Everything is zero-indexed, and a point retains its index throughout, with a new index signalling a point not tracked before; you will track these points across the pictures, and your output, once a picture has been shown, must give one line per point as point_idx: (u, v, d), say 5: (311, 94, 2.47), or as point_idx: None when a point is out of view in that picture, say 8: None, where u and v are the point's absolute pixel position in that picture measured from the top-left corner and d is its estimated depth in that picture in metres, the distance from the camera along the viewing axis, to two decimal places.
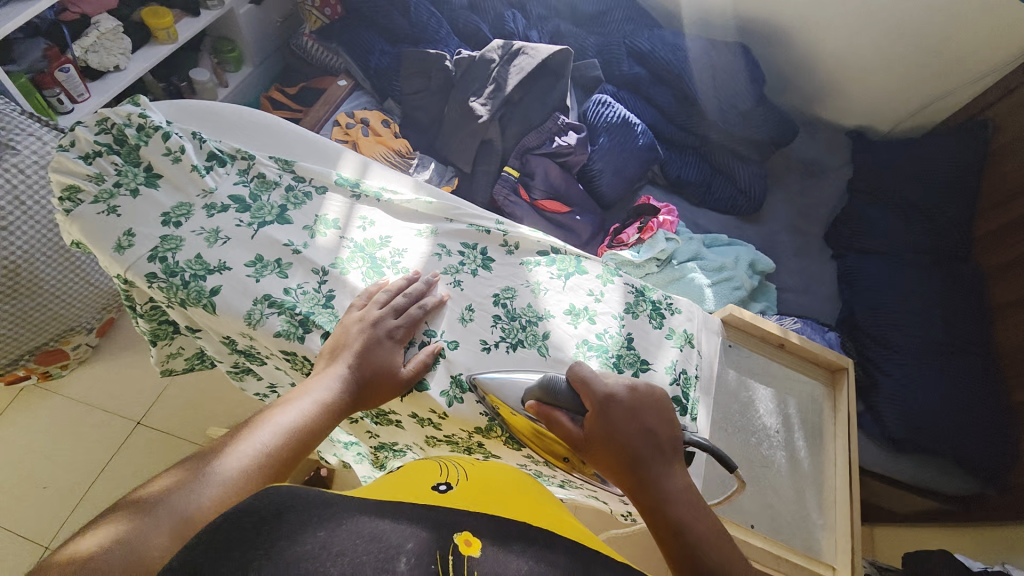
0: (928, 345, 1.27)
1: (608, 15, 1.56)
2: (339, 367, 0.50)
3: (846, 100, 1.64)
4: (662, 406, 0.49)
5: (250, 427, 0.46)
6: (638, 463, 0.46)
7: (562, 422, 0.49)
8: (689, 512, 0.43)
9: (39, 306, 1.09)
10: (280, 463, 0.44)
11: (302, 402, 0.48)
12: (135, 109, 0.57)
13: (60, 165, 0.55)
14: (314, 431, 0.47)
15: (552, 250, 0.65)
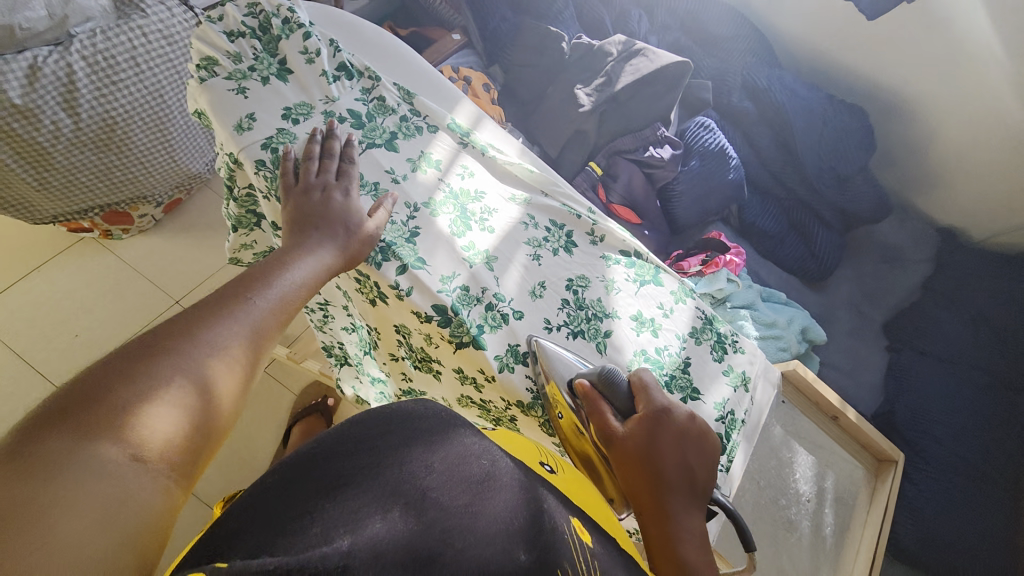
0: (964, 466, 1.20)
1: (732, 41, 1.51)
2: (329, 240, 0.49)
3: (947, 195, 1.55)
4: (708, 446, 0.47)
5: (244, 284, 0.44)
6: (669, 488, 0.44)
7: (608, 418, 0.48)
8: (702, 553, 0.42)
9: (122, 166, 1.12)
10: (273, 324, 0.43)
11: (295, 270, 0.46)
12: (286, 3, 0.58)
13: (204, 34, 0.56)
14: (303, 294, 0.46)
15: (634, 254, 0.64)
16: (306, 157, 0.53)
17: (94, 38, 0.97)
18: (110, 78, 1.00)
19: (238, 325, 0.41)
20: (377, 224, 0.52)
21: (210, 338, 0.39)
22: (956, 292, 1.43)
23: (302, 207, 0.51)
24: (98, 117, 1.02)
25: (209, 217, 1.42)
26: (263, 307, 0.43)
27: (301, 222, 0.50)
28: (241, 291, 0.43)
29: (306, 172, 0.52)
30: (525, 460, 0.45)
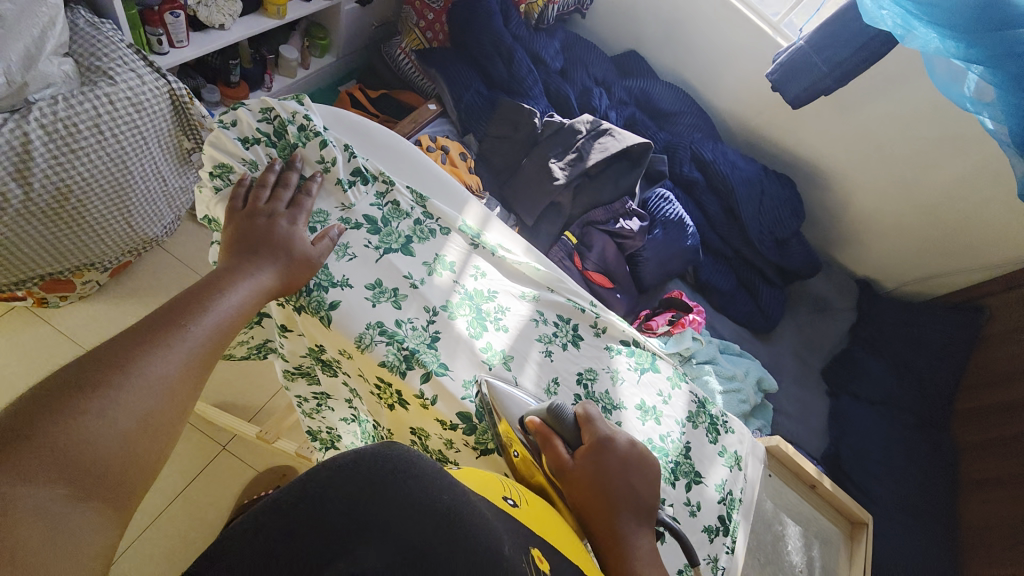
0: (901, 503, 1.34)
1: (679, 117, 1.68)
2: (268, 263, 0.50)
3: (862, 252, 1.78)
4: (650, 467, 0.50)
5: (179, 307, 0.44)
6: (618, 513, 0.46)
7: (559, 451, 0.48)
8: (656, 574, 0.45)
9: (74, 236, 1.05)
10: (205, 350, 0.44)
11: (233, 292, 0.47)
12: (300, 109, 0.59)
13: (218, 140, 0.56)
14: (242, 315, 0.48)
15: (633, 342, 0.68)
16: (259, 184, 0.55)
17: (55, 105, 0.92)
18: (69, 146, 0.94)
19: (173, 350, 0.42)
20: (321, 252, 0.53)
21: (141, 364, 0.40)
22: (876, 339, 1.63)
23: (245, 230, 0.52)
24: (52, 185, 0.95)
25: (162, 280, 1.34)
26: (200, 330, 0.44)
27: (241, 244, 0.51)
28: (179, 315, 0.44)
29: (256, 199, 0.54)
30: (490, 494, 0.41)
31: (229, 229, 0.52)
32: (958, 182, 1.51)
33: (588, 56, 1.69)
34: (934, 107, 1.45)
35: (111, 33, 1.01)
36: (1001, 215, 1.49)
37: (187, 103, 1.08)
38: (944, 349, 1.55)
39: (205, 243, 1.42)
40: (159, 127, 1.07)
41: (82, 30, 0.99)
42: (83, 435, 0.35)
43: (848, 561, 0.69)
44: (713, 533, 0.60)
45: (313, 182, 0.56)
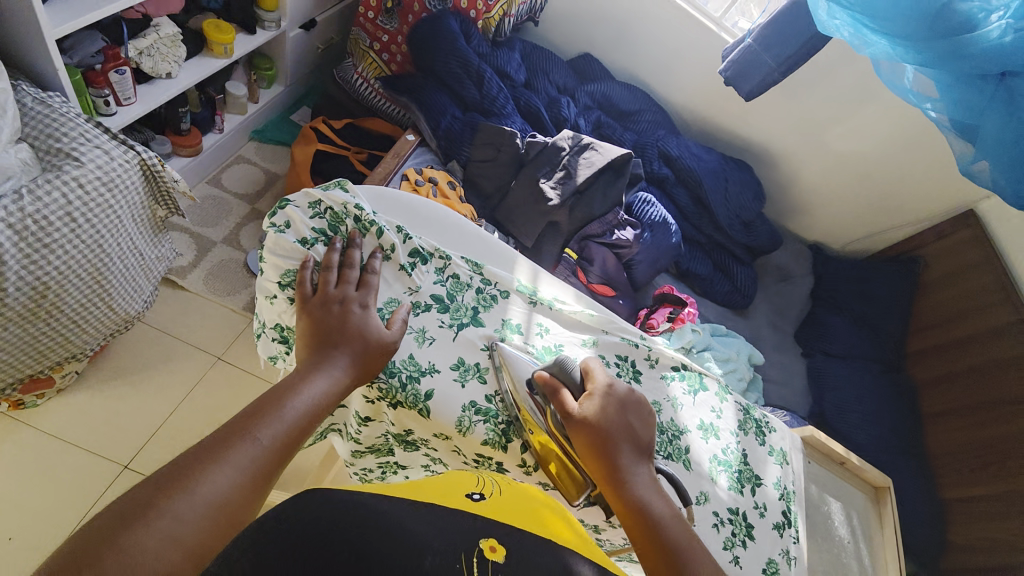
0: (880, 442, 1.47)
1: (640, 115, 1.75)
2: (343, 357, 0.50)
3: (810, 219, 1.89)
4: (645, 409, 0.55)
5: (252, 417, 0.44)
6: (619, 450, 0.51)
7: (567, 399, 0.53)
8: (658, 498, 0.49)
9: (51, 332, 0.95)
10: (277, 456, 0.43)
11: (305, 394, 0.47)
12: (350, 199, 0.60)
13: (278, 246, 0.57)
14: (311, 419, 0.46)
15: (682, 366, 0.73)
16: (325, 267, 0.55)
17: (20, 201, 0.84)
18: (40, 243, 0.86)
19: (242, 465, 0.40)
20: (396, 334, 0.54)
21: (205, 482, 0.38)
22: (836, 298, 1.73)
23: (320, 319, 0.52)
24: (27, 287, 0.86)
25: (148, 355, 1.25)
26: (269, 440, 0.43)
27: (317, 336, 0.51)
28: (250, 426, 0.43)
29: (325, 283, 0.54)
30: (440, 499, 0.39)
31: (303, 318, 0.53)
32: (889, 152, 1.65)
33: (548, 64, 1.71)
34: (863, 88, 1.60)
35: (62, 107, 0.93)
36: (928, 176, 1.64)
37: (159, 170, 0.99)
38: (892, 299, 1.66)
39: (188, 307, 1.33)
40: (133, 202, 0.97)
41: (31, 108, 0.91)
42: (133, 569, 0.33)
43: (879, 521, 0.82)
44: (781, 527, 0.68)
45: (376, 261, 0.57)
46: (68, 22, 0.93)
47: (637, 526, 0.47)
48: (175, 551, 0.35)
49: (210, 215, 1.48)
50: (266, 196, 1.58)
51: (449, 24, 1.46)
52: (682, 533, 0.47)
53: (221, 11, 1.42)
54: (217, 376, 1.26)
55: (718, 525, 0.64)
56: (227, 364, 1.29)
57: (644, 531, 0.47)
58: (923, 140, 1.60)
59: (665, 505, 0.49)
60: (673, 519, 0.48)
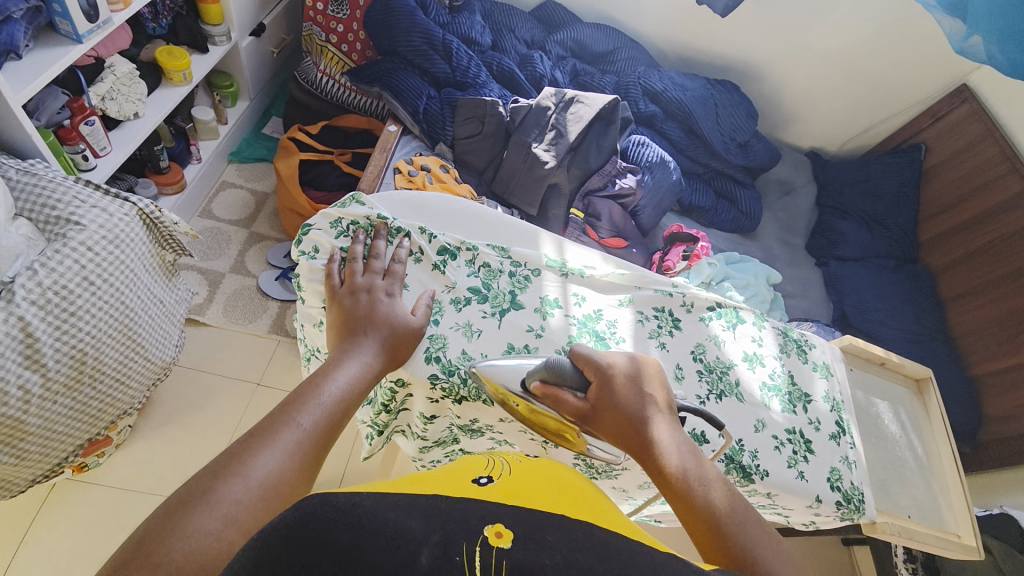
0: (906, 333, 1.47)
1: (615, 55, 1.69)
2: (372, 342, 0.51)
3: (805, 125, 1.84)
4: (655, 376, 0.52)
5: (293, 404, 0.44)
6: (638, 429, 0.48)
7: (566, 399, 0.50)
8: (695, 459, 0.46)
9: (99, 394, 0.94)
10: (319, 440, 0.42)
11: (339, 380, 0.47)
12: (370, 210, 0.61)
13: (312, 271, 0.58)
14: (349, 404, 0.46)
15: (718, 304, 0.74)
16: (350, 258, 0.57)
17: (36, 276, 0.83)
18: (66, 311, 0.85)
19: (286, 448, 0.40)
20: (422, 319, 0.55)
21: (254, 465, 0.38)
22: (841, 202, 1.70)
23: (349, 308, 0.53)
24: (65, 355, 0.86)
25: (190, 395, 1.28)
26: (310, 425, 0.43)
27: (344, 325, 0.52)
28: (291, 413, 0.43)
29: (352, 274, 0.55)
30: (445, 489, 0.39)
31: (333, 309, 0.54)
32: (874, 39, 1.60)
33: (512, 20, 1.64)
34: None
35: (46, 172, 0.91)
36: (916, 57, 1.59)
37: (158, 216, 0.98)
38: (898, 192, 1.64)
39: (215, 341, 1.35)
40: (142, 252, 0.96)
41: (17, 180, 0.89)
42: (196, 551, 0.33)
43: (925, 411, 0.87)
44: (837, 436, 0.71)
45: (401, 249, 0.59)
46: (29, 86, 0.89)
47: (671, 503, 0.45)
48: (233, 530, 0.35)
49: (211, 247, 1.47)
50: (260, 217, 1.56)
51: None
52: (726, 495, 0.45)
53: (167, 35, 1.33)
54: (260, 402, 1.30)
55: (780, 447, 0.67)
56: (267, 388, 1.32)
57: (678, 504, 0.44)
58: (907, 19, 1.54)
59: (702, 467, 0.46)
60: (712, 485, 0.45)
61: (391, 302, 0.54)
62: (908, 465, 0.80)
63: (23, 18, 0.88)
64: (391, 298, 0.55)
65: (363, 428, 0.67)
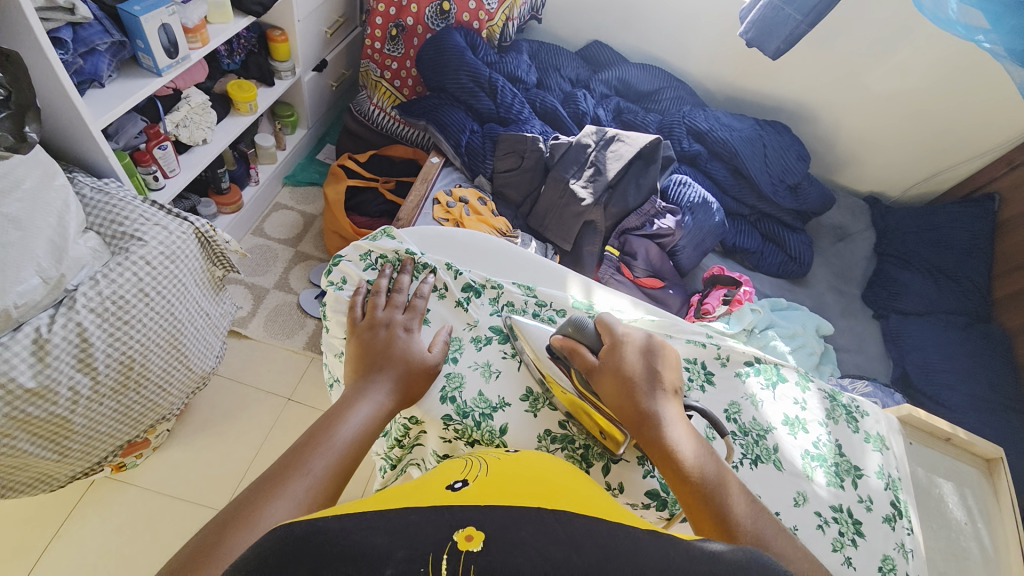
0: (980, 402, 1.29)
1: (660, 95, 1.69)
2: (387, 380, 0.50)
3: (862, 169, 1.75)
4: (664, 351, 0.56)
5: (303, 449, 0.42)
6: (644, 396, 0.51)
7: (585, 355, 0.54)
8: (689, 432, 0.50)
9: (141, 399, 0.98)
10: (330, 487, 0.41)
11: (352, 421, 0.45)
12: (398, 244, 0.62)
13: (336, 302, 0.58)
14: (361, 446, 0.45)
15: (755, 360, 0.70)
16: (374, 291, 0.57)
17: (97, 285, 0.88)
18: (120, 320, 0.89)
19: (298, 498, 0.39)
20: (438, 355, 0.54)
21: (263, 519, 0.36)
22: (903, 251, 1.58)
23: (369, 342, 0.53)
24: (115, 361, 0.89)
25: (224, 406, 1.32)
26: (320, 472, 0.41)
27: (362, 361, 0.51)
28: (302, 459, 0.41)
29: (373, 308, 0.56)
30: (420, 501, 0.38)
31: (352, 343, 0.54)
32: (941, 82, 1.51)
33: (558, 60, 1.68)
34: (907, 20, 1.46)
35: (118, 192, 0.99)
36: (987, 102, 1.50)
37: (212, 234, 1.05)
38: (969, 244, 1.51)
39: (254, 354, 1.40)
40: (193, 268, 1.02)
41: (90, 197, 0.97)
42: None
43: (995, 496, 0.77)
44: (892, 520, 0.63)
45: (425, 285, 0.58)
46: (108, 112, 0.98)
47: (667, 467, 0.48)
48: None
49: (259, 264, 1.55)
50: (306, 238, 1.64)
51: (455, 39, 1.46)
52: (715, 471, 0.48)
53: (240, 70, 1.45)
54: (288, 418, 1.32)
55: (823, 526, 0.60)
56: (296, 405, 1.34)
57: (681, 480, 0.47)
58: (977, 63, 1.46)
59: (696, 443, 0.49)
60: (704, 457, 0.48)
61: (411, 338, 0.54)
62: (973, 558, 0.70)
63: (108, 52, 0.98)
64: (412, 336, 0.54)
65: (376, 461, 0.65)
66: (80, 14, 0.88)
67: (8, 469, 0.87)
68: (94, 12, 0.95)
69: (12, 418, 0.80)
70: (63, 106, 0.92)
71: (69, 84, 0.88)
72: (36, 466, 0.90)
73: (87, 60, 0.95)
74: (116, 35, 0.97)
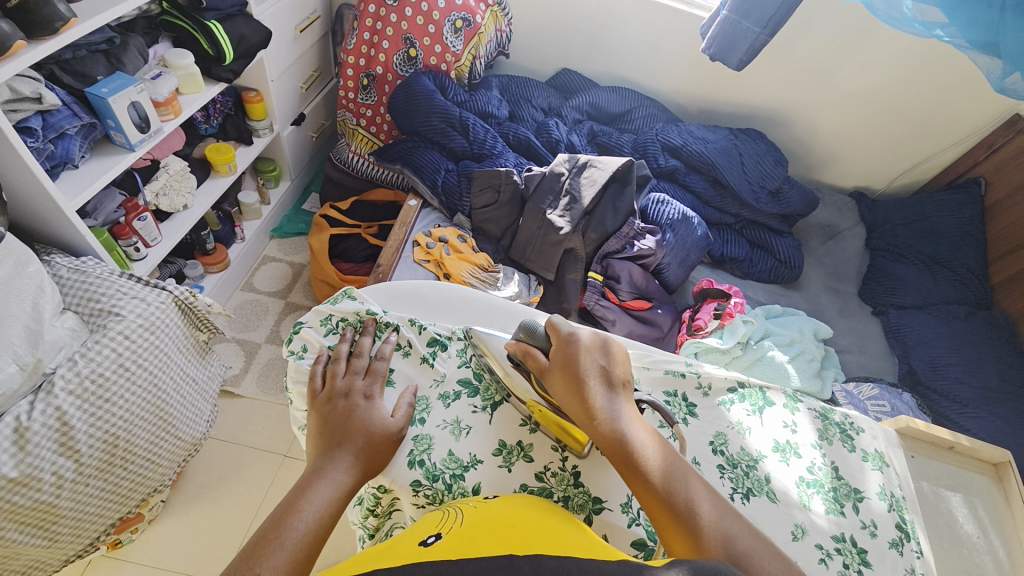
0: (991, 393, 1.24)
1: (632, 114, 1.71)
2: (347, 456, 0.49)
3: (842, 167, 1.74)
4: (613, 348, 0.57)
5: (252, 551, 0.40)
6: (597, 398, 0.52)
7: (537, 357, 0.56)
8: (643, 428, 0.51)
9: (130, 474, 0.96)
10: None
11: (308, 509, 0.44)
12: (360, 305, 0.64)
13: (298, 372, 0.60)
14: (317, 537, 0.43)
15: (739, 385, 0.68)
16: (335, 358, 0.58)
17: (75, 366, 0.88)
18: (101, 399, 0.89)
19: None
20: (401, 420, 0.54)
21: None
22: (895, 245, 1.55)
23: (328, 416, 0.53)
24: (99, 440, 0.89)
25: (221, 468, 1.30)
26: (271, 573, 0.39)
27: (323, 436, 0.51)
28: (251, 562, 0.39)
29: (333, 376, 0.57)
30: (386, 562, 0.36)
31: (313, 418, 0.54)
32: (908, 76, 1.52)
33: (528, 91, 1.71)
34: (865, 21, 1.46)
35: (95, 269, 1.00)
36: (958, 93, 1.51)
37: (192, 300, 1.05)
38: (959, 231, 1.49)
39: (249, 411, 1.39)
40: (176, 336, 1.03)
41: (67, 277, 0.98)
42: None
43: (1006, 499, 0.84)
44: (900, 544, 0.60)
45: (385, 345, 0.60)
46: (80, 194, 1.00)
47: (626, 467, 0.49)
48: None
49: (250, 319, 1.55)
50: (295, 288, 1.65)
51: (424, 83, 1.49)
52: (673, 466, 0.48)
53: (218, 133, 1.47)
54: (286, 475, 1.30)
55: (826, 560, 0.57)
56: (294, 460, 1.32)
57: (644, 484, 0.47)
58: (943, 57, 1.46)
59: (650, 439, 0.50)
60: (658, 451, 0.49)
61: (373, 404, 0.54)
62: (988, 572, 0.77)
63: (78, 134, 1.01)
64: (374, 403, 0.55)
65: (357, 529, 0.63)
66: (47, 102, 0.92)
67: None
68: (62, 97, 0.98)
69: None
70: (36, 191, 0.94)
71: (40, 172, 0.90)
72: (25, 555, 0.88)
73: (57, 145, 0.97)
74: (85, 118, 1.00)
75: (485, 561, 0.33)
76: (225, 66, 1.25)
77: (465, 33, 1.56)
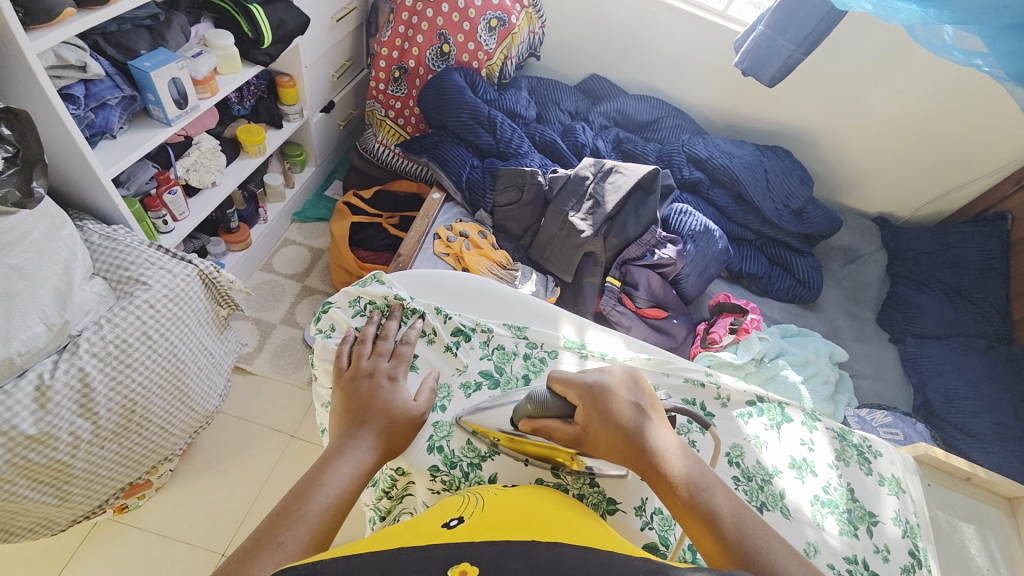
0: (1007, 430, 1.22)
1: (659, 124, 1.70)
2: (369, 435, 0.50)
3: (868, 191, 1.72)
4: (634, 379, 0.55)
5: (276, 521, 0.41)
6: (630, 432, 0.50)
7: (555, 426, 0.52)
8: (677, 455, 0.50)
9: (144, 440, 0.98)
10: (305, 553, 0.40)
11: (330, 484, 0.45)
12: (388, 290, 0.65)
13: (324, 349, 0.61)
14: (338, 512, 0.44)
15: (758, 399, 0.68)
16: (361, 339, 0.59)
17: (100, 330, 0.90)
18: (123, 363, 0.91)
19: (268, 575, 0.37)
20: (423, 405, 0.55)
21: None
22: (917, 273, 1.53)
23: (353, 395, 0.54)
24: (117, 405, 0.90)
25: (230, 444, 1.31)
26: (294, 544, 0.40)
27: (347, 413, 0.52)
28: (274, 531, 0.40)
29: (359, 356, 0.58)
30: (411, 540, 0.36)
31: (338, 395, 0.55)
32: (942, 104, 1.50)
33: (557, 94, 1.72)
34: (902, 45, 1.45)
35: (125, 238, 1.03)
36: (993, 124, 1.48)
37: (215, 275, 1.07)
38: (984, 264, 1.46)
39: (259, 391, 1.40)
40: (198, 309, 1.05)
41: (99, 243, 1.00)
42: None
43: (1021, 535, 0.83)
44: (912, 571, 0.59)
45: (410, 331, 0.61)
46: (117, 163, 1.02)
47: (669, 497, 0.48)
48: None
49: (266, 299, 1.57)
50: (313, 272, 1.66)
51: (455, 79, 1.50)
52: (713, 493, 0.47)
53: (250, 114, 1.50)
54: (291, 456, 1.31)
55: None
56: (301, 442, 1.34)
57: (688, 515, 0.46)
58: (980, 87, 1.44)
59: (687, 467, 0.49)
60: (696, 479, 0.48)
61: (397, 388, 0.55)
62: None
63: (119, 105, 1.04)
64: (398, 387, 0.55)
65: (368, 510, 0.63)
66: (91, 71, 0.94)
67: (7, 516, 0.87)
68: (106, 69, 1.00)
69: (11, 465, 0.80)
70: (75, 158, 0.96)
71: (80, 139, 0.93)
72: (36, 511, 0.90)
73: (98, 114, 1.00)
74: (126, 90, 1.03)
75: (508, 547, 0.33)
76: (262, 49, 1.27)
77: (499, 32, 1.56)
